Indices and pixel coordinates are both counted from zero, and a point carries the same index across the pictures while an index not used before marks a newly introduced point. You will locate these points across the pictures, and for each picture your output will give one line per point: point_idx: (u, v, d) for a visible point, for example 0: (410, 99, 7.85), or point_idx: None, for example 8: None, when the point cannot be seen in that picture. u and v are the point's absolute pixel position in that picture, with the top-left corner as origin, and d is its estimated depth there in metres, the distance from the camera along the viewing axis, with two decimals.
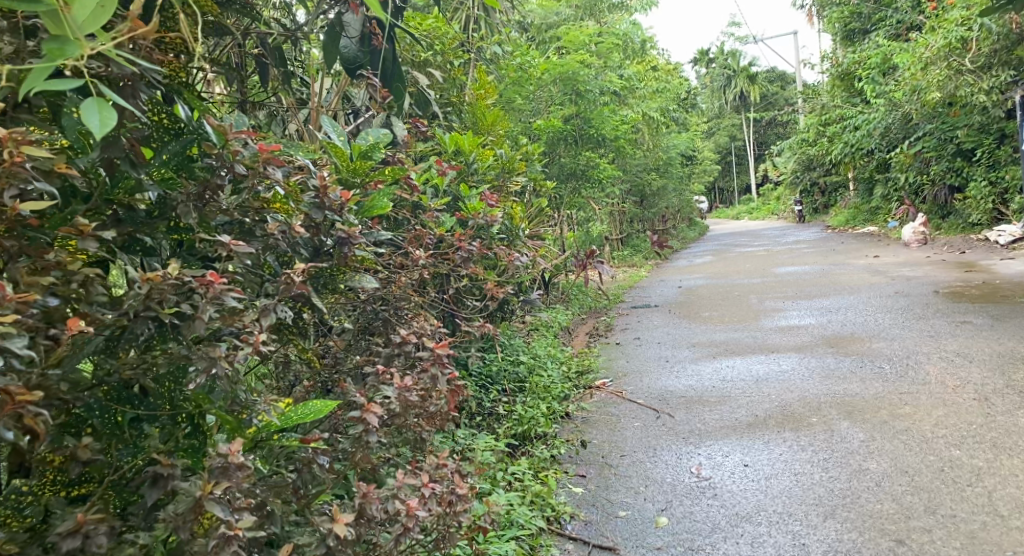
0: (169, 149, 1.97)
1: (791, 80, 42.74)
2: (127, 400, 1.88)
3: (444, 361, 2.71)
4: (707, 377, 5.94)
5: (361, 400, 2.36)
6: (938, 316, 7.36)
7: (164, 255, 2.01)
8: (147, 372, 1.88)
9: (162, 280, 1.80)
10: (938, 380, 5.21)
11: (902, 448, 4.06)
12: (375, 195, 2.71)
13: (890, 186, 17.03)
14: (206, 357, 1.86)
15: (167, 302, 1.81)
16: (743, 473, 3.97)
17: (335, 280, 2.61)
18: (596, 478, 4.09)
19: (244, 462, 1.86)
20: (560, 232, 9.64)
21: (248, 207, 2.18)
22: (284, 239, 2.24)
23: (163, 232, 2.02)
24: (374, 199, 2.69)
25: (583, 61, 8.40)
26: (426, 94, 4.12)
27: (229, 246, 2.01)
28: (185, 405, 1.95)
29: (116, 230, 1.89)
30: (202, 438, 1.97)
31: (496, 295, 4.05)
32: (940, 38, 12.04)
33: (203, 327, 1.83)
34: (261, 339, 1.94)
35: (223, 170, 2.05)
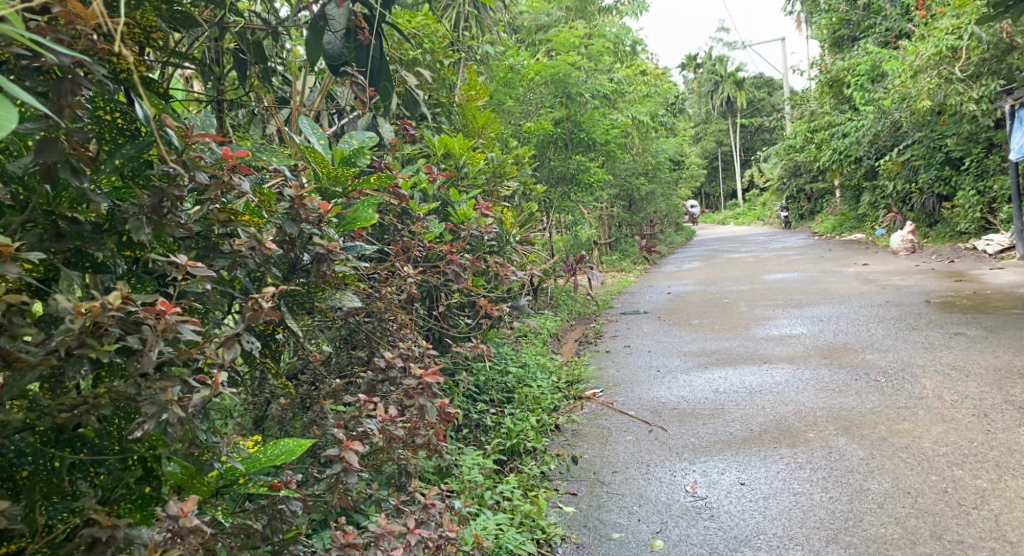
0: (122, 154, 1.84)
1: (778, 86, 42.79)
2: (66, 443, 1.77)
3: (432, 389, 2.56)
4: (700, 388, 5.81)
5: (341, 436, 2.28)
6: (930, 326, 7.25)
7: (117, 272, 1.88)
8: (89, 412, 1.72)
9: (101, 311, 1.64)
10: (934, 394, 5.10)
11: (903, 467, 3.93)
12: (358, 207, 2.55)
13: (878, 194, 16.99)
14: (156, 403, 1.73)
15: (107, 337, 1.68)
16: (740, 492, 3.84)
17: (313, 299, 2.45)
18: (587, 496, 3.95)
19: (199, 527, 1.74)
20: (549, 237, 9.49)
21: (213, 219, 2.01)
22: (254, 255, 2.05)
23: (115, 247, 1.89)
24: (358, 211, 2.54)
25: (574, 64, 8.26)
26: (415, 94, 3.96)
27: (184, 268, 1.84)
28: (136, 448, 1.84)
29: (54, 247, 1.76)
30: (154, 483, 1.88)
31: (491, 313, 4.12)
32: (930, 46, 11.98)
33: (152, 361, 1.71)
34: (221, 381, 1.81)
35: (184, 178, 1.91)
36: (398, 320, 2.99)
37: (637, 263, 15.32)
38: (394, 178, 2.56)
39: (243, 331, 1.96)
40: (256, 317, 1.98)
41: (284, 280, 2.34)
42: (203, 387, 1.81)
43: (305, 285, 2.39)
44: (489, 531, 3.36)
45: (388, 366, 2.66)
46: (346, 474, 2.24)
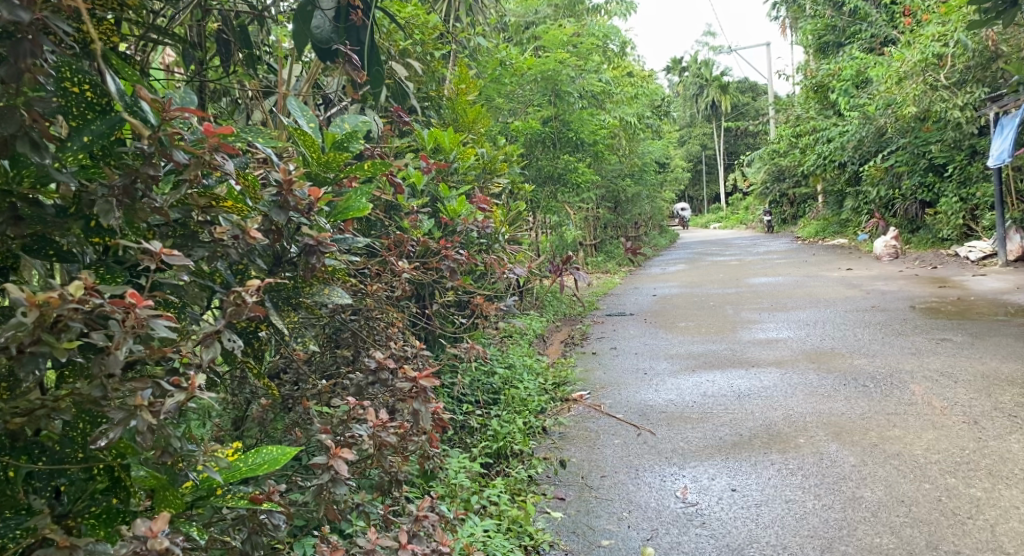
0: (93, 129, 1.73)
1: (762, 91, 42.92)
2: (24, 450, 1.67)
3: (428, 394, 2.47)
4: (688, 391, 5.73)
5: (328, 443, 2.18)
6: (917, 332, 7.22)
7: (85, 262, 1.77)
8: (50, 417, 1.62)
9: (59, 303, 1.53)
10: (924, 400, 5.05)
11: (896, 475, 3.86)
12: (351, 196, 2.43)
13: (861, 199, 17.03)
14: (125, 408, 1.62)
15: (68, 333, 1.55)
16: (732, 499, 3.76)
17: (300, 294, 2.34)
18: (576, 501, 3.86)
19: (167, 548, 1.60)
20: (535, 237, 9.41)
21: (192, 204, 1.90)
22: (236, 245, 1.96)
23: (81, 232, 1.77)
24: (350, 200, 2.41)
25: (563, 62, 8.17)
26: (405, 86, 3.86)
27: (159, 256, 1.71)
28: (101, 457, 1.71)
29: (12, 231, 1.66)
30: (122, 495, 1.75)
31: (489, 314, 4.17)
32: (917, 52, 11.99)
33: (120, 360, 1.59)
34: (197, 383, 1.68)
35: (159, 159, 1.79)
36: (389, 319, 2.89)
37: (622, 264, 15.28)
38: (388, 163, 2.45)
39: (224, 327, 1.86)
40: (239, 312, 1.87)
41: (269, 274, 2.22)
42: (177, 390, 1.69)
43: (290, 280, 2.28)
44: (476, 538, 3.26)
45: (382, 368, 2.56)
46: (333, 482, 2.14)
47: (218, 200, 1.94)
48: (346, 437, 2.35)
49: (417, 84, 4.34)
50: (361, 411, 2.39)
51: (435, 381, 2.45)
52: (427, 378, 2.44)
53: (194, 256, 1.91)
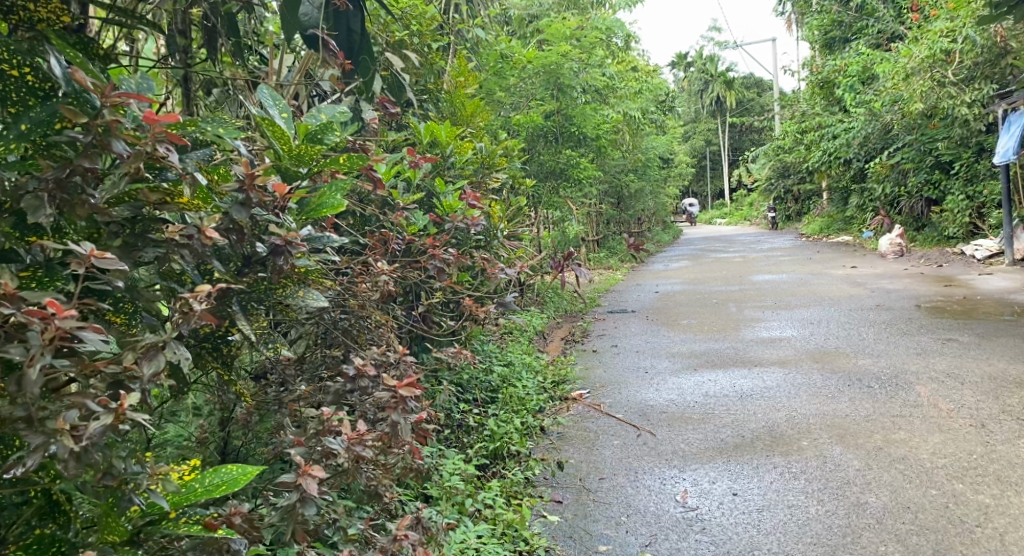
0: (28, 119, 1.74)
1: (767, 87, 42.70)
2: None
3: (408, 402, 2.34)
4: (689, 391, 5.63)
5: (298, 460, 2.10)
6: (922, 332, 7.12)
7: (26, 261, 1.75)
8: None
9: None
10: (930, 402, 4.95)
11: (901, 480, 3.77)
12: (324, 192, 2.34)
13: (866, 196, 16.89)
14: (43, 433, 1.60)
15: None
16: (733, 503, 3.67)
17: (273, 296, 2.27)
18: (573, 504, 3.77)
19: None
20: (536, 233, 9.32)
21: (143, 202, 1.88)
22: (192, 245, 1.93)
23: (21, 233, 1.76)
24: (324, 197, 2.32)
25: (566, 55, 8.06)
26: (401, 79, 3.77)
27: (89, 258, 1.67)
28: (37, 480, 1.76)
29: None
30: (59, 517, 1.80)
31: (480, 314, 4.05)
32: (924, 48, 11.83)
33: (36, 380, 1.57)
34: (125, 407, 1.64)
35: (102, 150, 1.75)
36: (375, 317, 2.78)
37: (624, 261, 15.17)
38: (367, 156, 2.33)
39: (168, 339, 1.78)
40: (185, 317, 1.81)
41: (235, 274, 2.16)
42: (103, 412, 1.65)
43: (261, 280, 2.21)
44: (469, 544, 3.18)
45: (363, 374, 2.45)
46: (303, 502, 2.07)
47: (173, 196, 1.90)
48: (323, 447, 2.24)
49: (414, 78, 4.24)
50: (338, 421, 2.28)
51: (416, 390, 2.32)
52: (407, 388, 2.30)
53: (144, 258, 1.89)
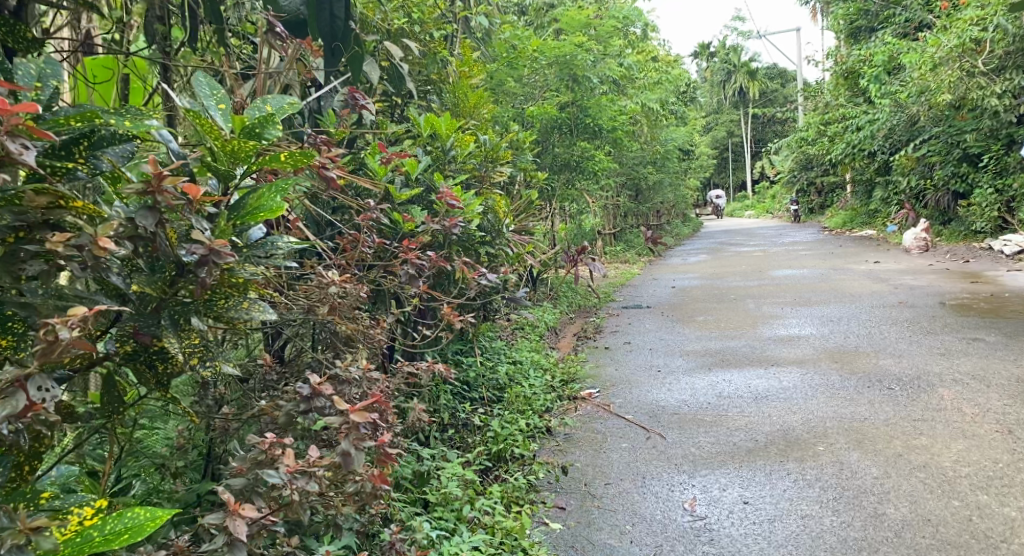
0: None
1: (791, 77, 42.19)
2: None
3: (362, 430, 2.15)
4: (702, 392, 5.48)
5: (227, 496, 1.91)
6: (947, 330, 6.90)
7: None
8: None
9: None
10: (953, 406, 4.76)
11: (922, 490, 3.60)
12: (264, 192, 1.96)
13: (890, 189, 16.58)
14: None
15: None
16: (743, 513, 3.51)
17: (219, 310, 1.95)
18: (577, 511, 3.63)
19: None
20: (550, 226, 9.18)
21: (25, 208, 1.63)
22: (85, 257, 1.64)
23: None
24: (261, 198, 1.94)
25: (581, 45, 7.90)
26: (401, 68, 3.61)
27: None
28: None
29: None
30: None
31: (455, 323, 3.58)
32: (953, 37, 11.52)
33: None
34: None
35: None
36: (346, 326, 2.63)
37: (641, 254, 15.01)
38: (317, 155, 1.91)
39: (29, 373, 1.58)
40: (51, 350, 1.57)
41: (169, 287, 1.88)
42: None
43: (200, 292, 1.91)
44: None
45: (316, 394, 2.22)
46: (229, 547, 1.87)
47: (68, 200, 1.65)
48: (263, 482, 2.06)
49: (416, 69, 4.10)
50: (283, 451, 2.08)
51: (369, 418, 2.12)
52: (359, 415, 2.10)
53: (26, 273, 1.65)
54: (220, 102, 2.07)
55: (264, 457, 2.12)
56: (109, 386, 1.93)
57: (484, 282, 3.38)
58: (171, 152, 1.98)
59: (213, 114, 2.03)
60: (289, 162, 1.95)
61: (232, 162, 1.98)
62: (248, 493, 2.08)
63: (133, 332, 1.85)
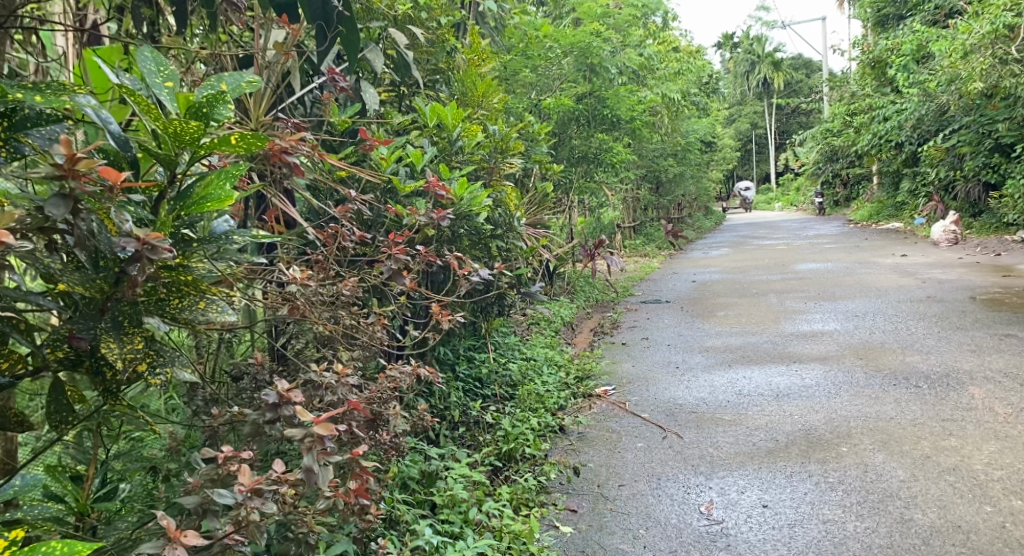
0: None
1: (817, 68, 41.62)
2: None
3: (327, 444, 2.05)
4: (721, 389, 5.34)
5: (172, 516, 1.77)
6: (977, 326, 6.69)
7: None
8: None
9: None
10: (985, 406, 4.58)
11: (952, 495, 3.44)
12: (212, 179, 1.88)
13: (918, 181, 16.25)
14: None
15: None
16: (761, 517, 3.37)
17: (173, 311, 1.92)
18: (589, 514, 3.51)
19: None
20: (568, 220, 9.05)
21: None
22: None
23: None
24: (209, 186, 1.87)
25: (599, 34, 7.75)
26: (407, 56, 3.52)
27: None
28: None
29: None
30: None
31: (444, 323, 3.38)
32: (985, 24, 11.22)
33: None
34: None
35: None
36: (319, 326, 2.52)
37: (662, 248, 14.82)
38: (269, 138, 1.83)
39: None
40: None
41: (110, 288, 1.81)
42: None
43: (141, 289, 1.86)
44: None
45: (284, 402, 2.13)
46: None
47: None
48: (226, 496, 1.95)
49: (422, 58, 3.98)
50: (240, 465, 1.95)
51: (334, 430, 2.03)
52: (324, 426, 2.01)
53: None
54: (167, 79, 1.95)
55: (220, 473, 1.99)
56: (56, 394, 1.90)
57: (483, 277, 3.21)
58: (110, 135, 1.80)
59: (160, 94, 1.92)
60: (240, 145, 1.84)
61: (178, 146, 1.84)
62: (202, 512, 1.94)
63: (67, 336, 1.81)
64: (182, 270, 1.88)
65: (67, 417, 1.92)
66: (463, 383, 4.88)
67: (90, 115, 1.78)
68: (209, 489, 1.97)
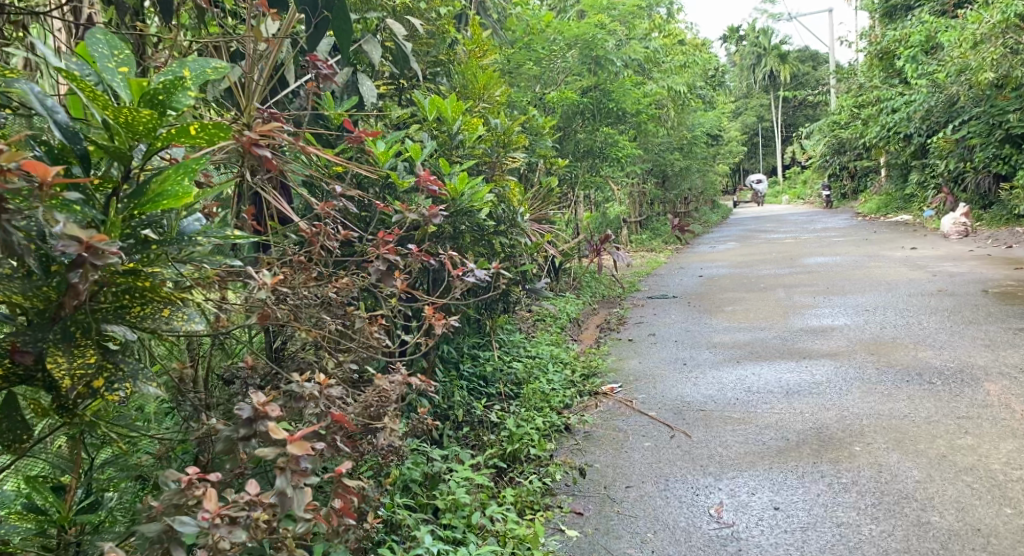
0: None
1: (823, 60, 41.36)
2: None
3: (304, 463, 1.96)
4: (730, 386, 5.23)
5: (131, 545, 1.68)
6: (991, 319, 6.57)
7: None
8: None
9: None
10: (1001, 403, 4.46)
11: (970, 497, 3.34)
12: (169, 176, 1.84)
13: (927, 173, 16.10)
14: None
15: None
16: (773, 521, 3.28)
17: (145, 319, 1.94)
18: (595, 517, 3.42)
19: None
20: (573, 214, 8.96)
21: None
22: None
23: None
24: (164, 184, 1.84)
25: (602, 26, 7.65)
26: (405, 48, 3.40)
27: None
28: None
29: None
30: None
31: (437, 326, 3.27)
32: (997, 13, 11.06)
33: None
34: None
35: None
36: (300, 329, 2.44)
37: (669, 242, 14.71)
38: (231, 128, 1.80)
39: None
40: None
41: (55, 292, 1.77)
42: None
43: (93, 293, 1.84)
44: None
45: (259, 416, 2.04)
46: None
47: None
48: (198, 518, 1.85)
49: (422, 49, 3.88)
50: (206, 489, 1.86)
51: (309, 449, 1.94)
52: (298, 445, 1.93)
53: None
54: (120, 64, 1.91)
55: (186, 498, 1.89)
56: (7, 410, 1.88)
57: (478, 277, 3.11)
58: (55, 125, 1.78)
59: (114, 87, 1.89)
60: (201, 137, 1.81)
61: (133, 138, 1.82)
62: (167, 538, 1.85)
63: (11, 350, 1.79)
64: (142, 274, 1.88)
65: (20, 436, 1.88)
66: (468, 382, 4.84)
67: (35, 104, 1.78)
68: (173, 516, 1.87)
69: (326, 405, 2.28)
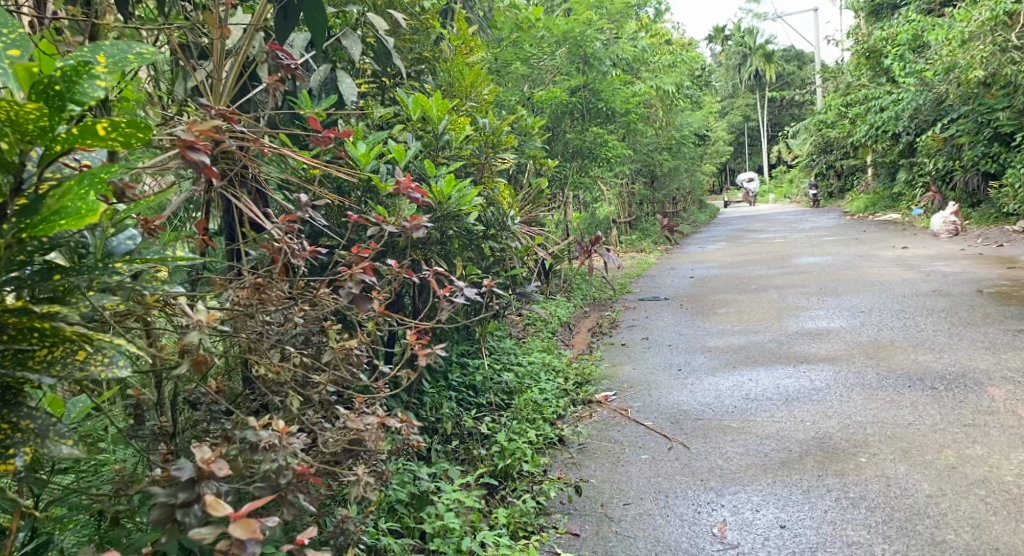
0: None
1: (808, 59, 41.39)
2: None
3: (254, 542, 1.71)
4: (728, 393, 5.07)
5: None
6: (990, 321, 6.44)
7: None
8: None
9: None
10: (1008, 409, 4.32)
11: (984, 512, 3.18)
12: (71, 192, 1.60)
13: (915, 172, 16.03)
14: None
15: None
16: (780, 540, 3.11)
17: (71, 368, 1.68)
18: (593, 538, 3.25)
19: None
20: (563, 216, 8.80)
21: None
22: None
23: None
24: (63, 202, 1.60)
25: (591, 24, 7.49)
26: (388, 43, 3.21)
27: None
28: None
29: None
30: None
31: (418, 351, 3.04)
32: (985, 10, 10.97)
33: None
34: None
35: None
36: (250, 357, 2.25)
37: (659, 243, 14.58)
38: (150, 127, 1.57)
39: None
40: None
41: None
42: None
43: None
44: None
45: (201, 476, 1.80)
46: None
47: None
48: None
49: (405, 45, 3.69)
50: None
51: (257, 530, 1.68)
52: (244, 525, 1.67)
53: None
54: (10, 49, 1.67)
55: None
56: None
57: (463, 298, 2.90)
58: None
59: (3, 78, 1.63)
60: (116, 139, 1.58)
61: (25, 141, 1.57)
62: None
63: None
64: (40, 314, 1.64)
65: None
66: (458, 393, 4.66)
67: None
68: None
69: (285, 457, 2.04)
